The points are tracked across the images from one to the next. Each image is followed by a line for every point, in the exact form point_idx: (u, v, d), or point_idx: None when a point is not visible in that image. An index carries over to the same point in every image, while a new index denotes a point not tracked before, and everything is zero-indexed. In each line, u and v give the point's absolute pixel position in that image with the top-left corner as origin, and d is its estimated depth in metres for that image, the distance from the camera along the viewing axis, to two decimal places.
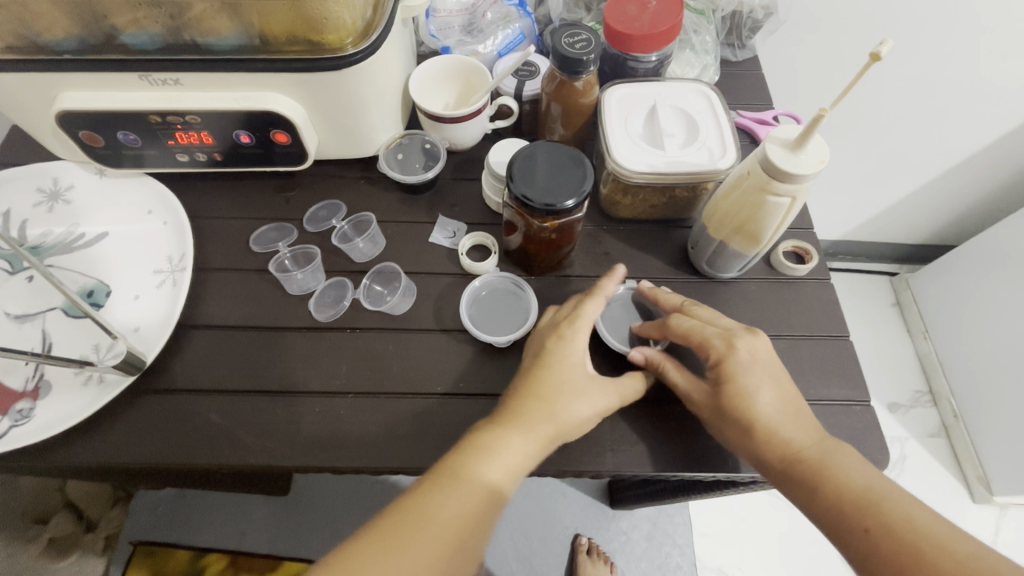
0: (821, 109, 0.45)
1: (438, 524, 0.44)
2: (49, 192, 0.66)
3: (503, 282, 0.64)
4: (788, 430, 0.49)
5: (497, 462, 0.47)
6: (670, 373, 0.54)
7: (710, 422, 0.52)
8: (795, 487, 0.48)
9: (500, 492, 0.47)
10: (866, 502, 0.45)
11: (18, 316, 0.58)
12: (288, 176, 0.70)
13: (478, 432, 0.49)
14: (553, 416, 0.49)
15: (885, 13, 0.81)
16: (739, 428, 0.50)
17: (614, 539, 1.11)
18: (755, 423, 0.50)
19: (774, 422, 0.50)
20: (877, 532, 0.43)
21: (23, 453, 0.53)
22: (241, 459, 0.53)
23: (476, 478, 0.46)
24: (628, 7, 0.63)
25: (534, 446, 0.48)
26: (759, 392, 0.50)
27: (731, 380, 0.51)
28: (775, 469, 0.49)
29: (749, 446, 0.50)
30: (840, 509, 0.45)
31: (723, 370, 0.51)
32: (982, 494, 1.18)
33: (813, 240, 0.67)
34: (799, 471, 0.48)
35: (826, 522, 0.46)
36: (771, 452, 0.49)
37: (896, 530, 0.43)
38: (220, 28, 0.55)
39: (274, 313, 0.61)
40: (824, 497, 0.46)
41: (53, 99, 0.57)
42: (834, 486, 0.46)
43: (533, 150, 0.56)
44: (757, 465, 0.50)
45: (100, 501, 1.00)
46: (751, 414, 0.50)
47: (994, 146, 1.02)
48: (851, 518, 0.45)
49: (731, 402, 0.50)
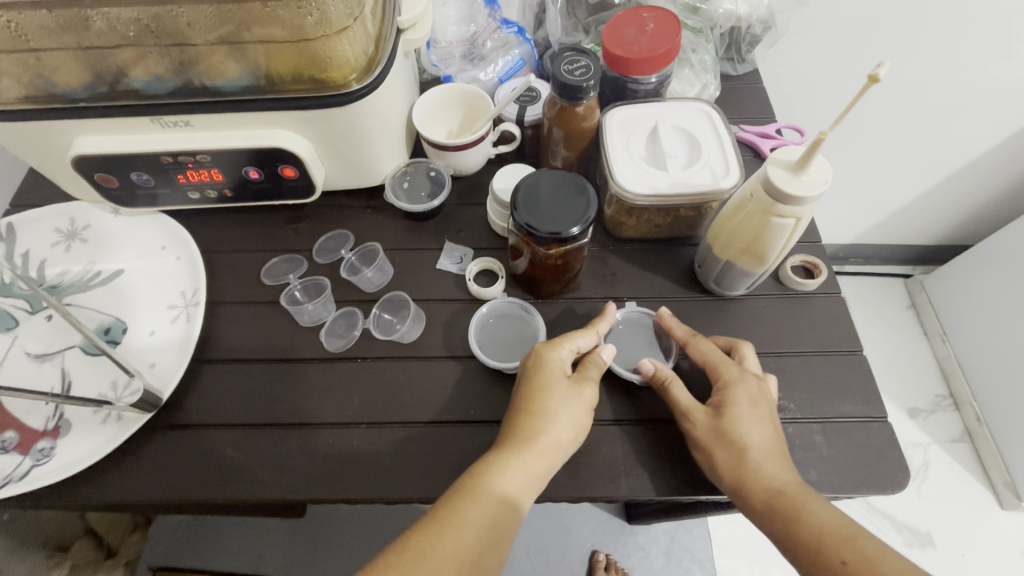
0: (821, 132, 0.45)
1: (442, 551, 0.44)
2: (67, 232, 0.67)
3: (511, 307, 0.65)
4: (769, 465, 0.49)
5: (492, 490, 0.47)
6: (677, 391, 0.54)
7: (702, 446, 0.52)
8: (774, 521, 0.47)
9: (506, 514, 0.47)
10: (842, 536, 0.44)
11: (39, 355, 0.60)
12: (298, 207, 0.71)
13: (472, 466, 0.49)
14: (544, 433, 0.50)
15: (886, 21, 0.81)
16: (730, 454, 0.51)
17: (632, 554, 1.10)
18: (746, 451, 0.50)
19: (758, 452, 0.50)
20: (855, 564, 0.43)
21: (43, 492, 0.54)
22: (256, 492, 0.54)
23: (474, 509, 0.46)
24: (626, 30, 0.64)
25: (531, 465, 0.49)
26: (754, 424, 0.51)
27: (731, 405, 0.52)
28: (758, 500, 0.48)
29: (734, 472, 0.50)
30: (817, 544, 0.45)
31: (727, 395, 0.53)
32: (1010, 500, 1.15)
33: (822, 254, 0.67)
34: (779, 505, 0.47)
35: (804, 558, 0.45)
36: (750, 484, 0.49)
37: (872, 561, 0.42)
38: (228, 70, 0.57)
39: (285, 345, 0.62)
40: (801, 532, 0.46)
41: (66, 144, 0.59)
42: (813, 519, 0.46)
43: (537, 179, 0.56)
44: (738, 495, 0.49)
45: (120, 527, 1.03)
46: (743, 441, 0.50)
47: (1005, 145, 1.00)
48: (830, 552, 0.44)
49: (728, 425, 0.51)
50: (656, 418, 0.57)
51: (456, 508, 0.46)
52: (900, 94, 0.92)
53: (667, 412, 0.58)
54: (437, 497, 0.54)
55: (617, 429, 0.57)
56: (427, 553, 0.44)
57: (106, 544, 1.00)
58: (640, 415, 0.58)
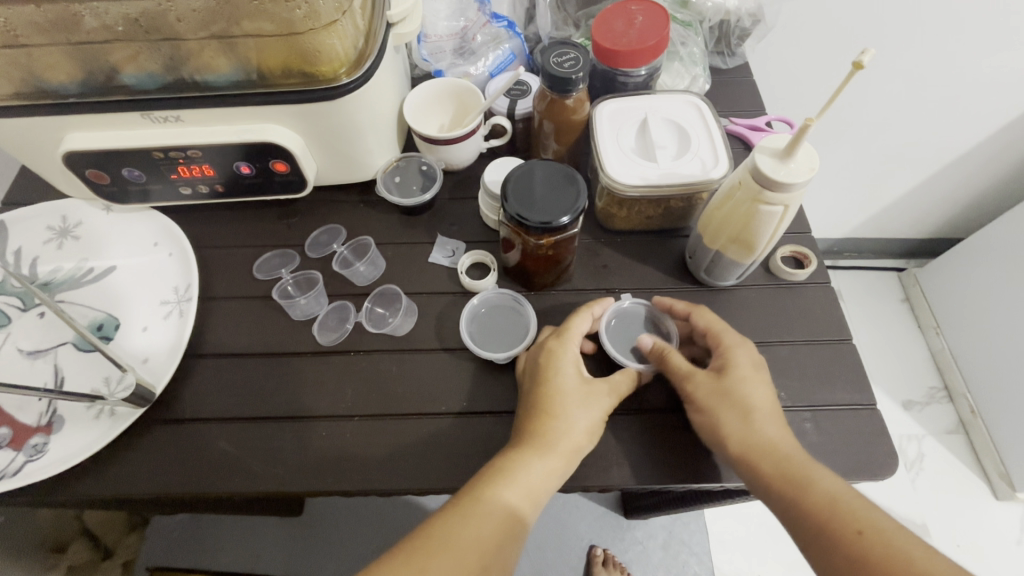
0: (807, 118, 0.46)
1: (458, 545, 0.44)
2: (59, 229, 0.67)
3: (503, 299, 0.65)
4: (772, 428, 0.50)
5: (515, 483, 0.48)
6: (676, 357, 0.54)
7: (703, 408, 0.52)
8: (783, 487, 0.47)
9: (522, 508, 0.47)
10: (854, 507, 0.44)
11: (31, 352, 0.60)
12: (290, 203, 0.72)
13: (494, 459, 0.50)
14: (563, 427, 0.50)
15: (874, 14, 0.81)
16: (734, 416, 0.51)
17: (630, 548, 1.10)
18: (751, 412, 0.51)
19: (762, 416, 0.51)
20: (871, 535, 0.42)
21: (36, 487, 0.54)
22: (251, 485, 0.54)
23: (495, 501, 0.46)
24: (615, 23, 0.64)
25: (552, 459, 0.49)
26: (757, 385, 0.52)
27: (733, 367, 0.53)
28: (765, 465, 0.48)
29: (740, 435, 0.50)
30: (829, 513, 0.45)
31: (728, 358, 0.53)
32: (1005, 492, 1.15)
33: (812, 244, 0.68)
34: (789, 473, 0.47)
35: (815, 527, 0.45)
36: (758, 451, 0.49)
37: (886, 532, 0.42)
38: (219, 65, 0.57)
39: (279, 339, 0.62)
40: (814, 501, 0.45)
41: (57, 140, 0.59)
42: (825, 488, 0.46)
43: (528, 169, 0.57)
44: (745, 461, 0.49)
45: (117, 528, 1.02)
46: (747, 402, 0.51)
47: (996, 137, 1.01)
48: (844, 522, 0.44)
49: (731, 386, 0.52)
50: (649, 406, 0.58)
51: (476, 500, 0.46)
52: (889, 87, 0.93)
53: (659, 401, 0.58)
54: (430, 488, 0.54)
55: (609, 419, 0.57)
56: (445, 547, 0.44)
57: (103, 545, 1.00)
58: (633, 403, 0.58)
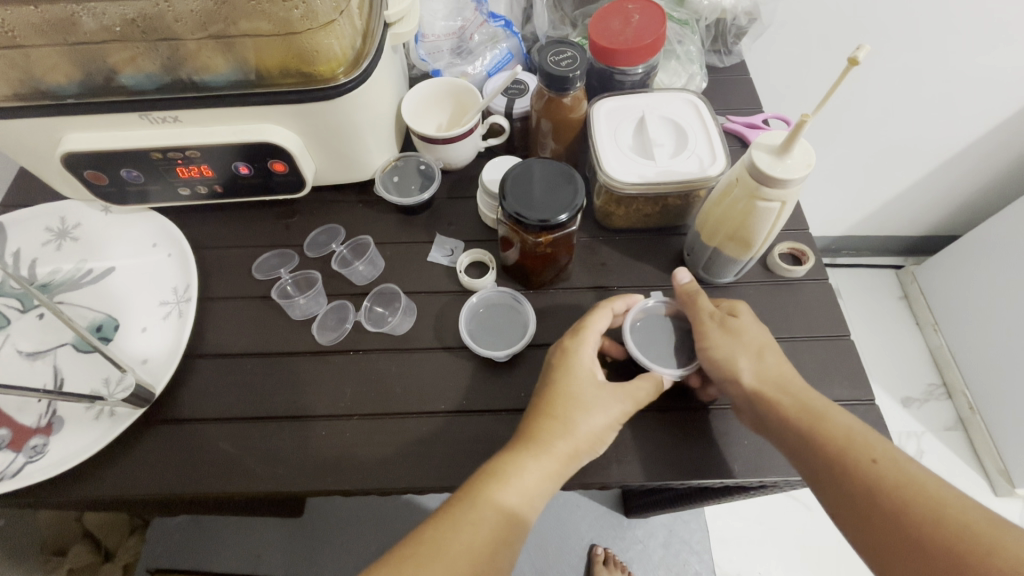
0: (802, 116, 0.46)
1: (455, 545, 0.44)
2: (58, 230, 0.67)
3: (501, 297, 0.65)
4: (783, 365, 0.52)
5: (515, 484, 0.47)
6: (705, 301, 0.56)
7: (718, 344, 0.53)
8: (799, 419, 0.48)
9: (520, 506, 0.47)
10: (867, 439, 0.46)
11: (30, 353, 0.60)
12: (288, 203, 0.72)
13: (497, 458, 0.49)
14: (568, 430, 0.50)
15: (870, 12, 0.82)
16: (749, 353, 0.52)
17: (630, 547, 1.11)
18: (762, 349, 0.53)
19: (773, 354, 0.53)
20: (885, 464, 0.44)
21: (35, 488, 0.54)
22: (252, 485, 0.54)
23: (493, 501, 0.46)
24: (612, 21, 0.65)
25: (554, 461, 0.49)
26: (762, 329, 0.55)
27: (742, 312, 0.55)
28: (779, 398, 0.50)
29: (757, 370, 0.52)
30: (845, 442, 0.46)
31: (735, 306, 0.56)
32: (1004, 487, 1.16)
33: (809, 241, 0.68)
34: (806, 406, 0.49)
35: (830, 457, 0.46)
36: (773, 385, 0.51)
37: (899, 461, 0.44)
38: (216, 65, 0.57)
39: (278, 339, 0.62)
40: (830, 432, 0.47)
41: (55, 141, 0.59)
42: (840, 422, 0.47)
43: (526, 167, 0.57)
44: (759, 395, 0.50)
45: (118, 530, 1.02)
46: (758, 339, 0.53)
47: (992, 133, 1.01)
48: (859, 452, 0.45)
49: (743, 327, 0.54)
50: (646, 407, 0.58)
51: (476, 500, 0.46)
52: (886, 84, 0.93)
53: (658, 398, 0.58)
54: (431, 486, 0.54)
55: None
56: (444, 542, 0.44)
57: (104, 547, 1.00)
58: None
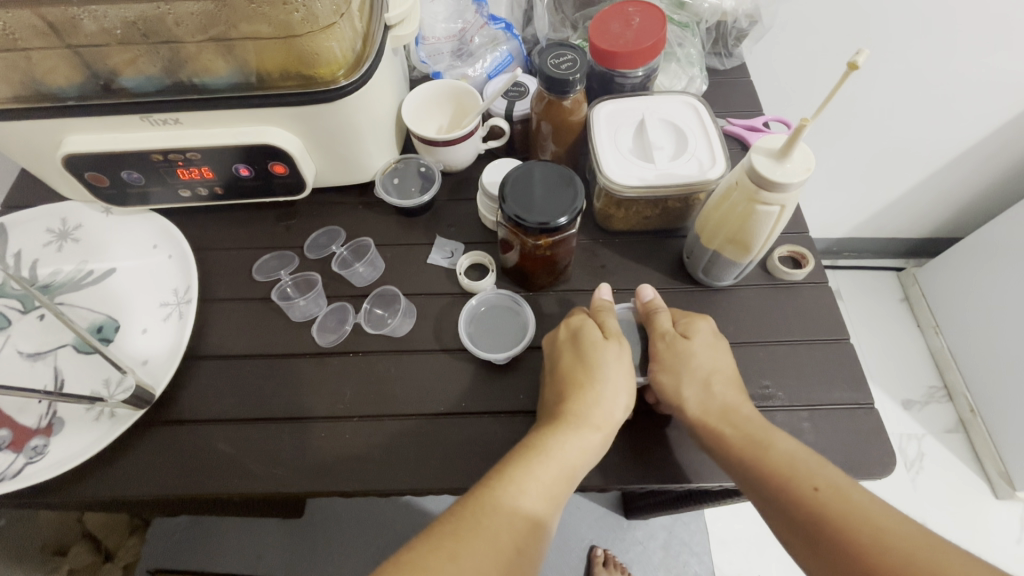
0: (802, 119, 0.45)
1: (494, 527, 0.42)
2: (59, 231, 0.68)
3: (501, 300, 0.65)
4: (727, 392, 0.52)
5: (552, 464, 0.47)
6: (661, 319, 0.57)
7: (666, 368, 0.54)
8: (744, 451, 0.48)
9: (548, 493, 0.46)
10: (809, 467, 0.45)
11: (31, 354, 0.60)
12: (289, 205, 0.72)
13: (530, 440, 0.49)
14: (596, 407, 0.51)
15: (871, 16, 0.82)
16: (695, 382, 0.53)
17: (630, 549, 1.11)
18: (709, 377, 0.53)
19: (720, 382, 0.53)
20: (827, 491, 0.43)
21: (36, 490, 0.54)
22: (250, 485, 0.54)
23: (530, 483, 0.45)
24: (612, 24, 0.65)
25: (583, 439, 0.49)
26: (713, 351, 0.55)
27: (692, 334, 0.56)
28: (723, 427, 0.50)
29: (701, 400, 0.52)
30: (787, 471, 0.46)
31: (689, 326, 0.56)
32: (1004, 490, 1.15)
33: (809, 244, 0.68)
34: (750, 436, 0.49)
35: (776, 487, 0.45)
36: (717, 413, 0.51)
37: (841, 488, 0.43)
38: (216, 67, 0.57)
39: (279, 341, 0.62)
40: (772, 461, 0.47)
41: (57, 143, 0.59)
42: (782, 450, 0.47)
43: (528, 169, 0.57)
44: (705, 426, 0.51)
45: (118, 530, 1.02)
46: (705, 367, 0.54)
47: (993, 136, 1.01)
48: (801, 480, 0.45)
49: (689, 350, 0.54)
50: (643, 409, 0.58)
51: (512, 479, 0.45)
52: (887, 86, 0.93)
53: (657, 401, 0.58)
54: (430, 489, 0.54)
55: None
56: (483, 523, 0.42)
57: (104, 547, 1.00)
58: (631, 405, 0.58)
